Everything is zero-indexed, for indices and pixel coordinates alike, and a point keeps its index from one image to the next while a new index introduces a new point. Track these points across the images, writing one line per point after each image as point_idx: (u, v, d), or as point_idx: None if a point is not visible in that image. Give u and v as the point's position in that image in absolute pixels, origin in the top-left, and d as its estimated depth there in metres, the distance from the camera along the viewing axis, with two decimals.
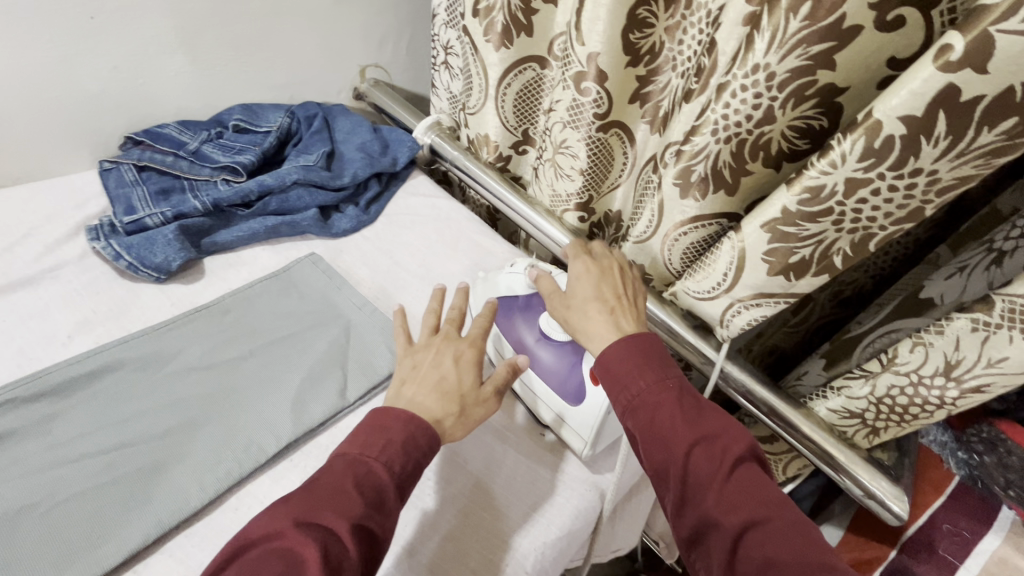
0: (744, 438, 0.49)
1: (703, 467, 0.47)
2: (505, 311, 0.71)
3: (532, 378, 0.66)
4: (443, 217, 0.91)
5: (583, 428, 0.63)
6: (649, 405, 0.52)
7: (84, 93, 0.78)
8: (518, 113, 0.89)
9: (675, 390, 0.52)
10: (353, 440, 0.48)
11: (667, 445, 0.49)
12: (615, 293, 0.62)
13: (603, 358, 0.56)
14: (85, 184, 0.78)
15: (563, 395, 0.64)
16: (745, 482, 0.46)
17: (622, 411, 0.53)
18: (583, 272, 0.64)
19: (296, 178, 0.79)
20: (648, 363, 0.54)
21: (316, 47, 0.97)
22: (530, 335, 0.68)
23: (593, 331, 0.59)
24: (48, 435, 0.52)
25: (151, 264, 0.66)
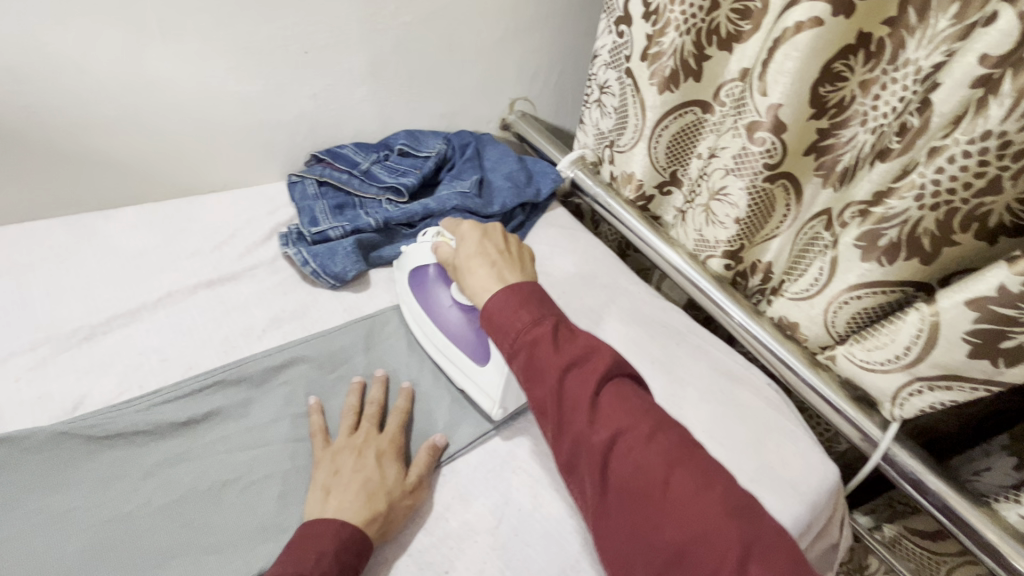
0: (607, 360, 0.50)
1: (575, 390, 0.48)
2: (418, 283, 0.68)
3: (446, 344, 0.65)
4: (582, 250, 0.92)
5: (491, 389, 0.61)
6: (525, 344, 0.51)
7: (286, 115, 0.87)
8: (670, 154, 0.88)
9: (549, 325, 0.52)
10: (286, 556, 0.46)
11: (543, 378, 0.49)
12: (497, 247, 0.61)
13: (487, 308, 0.54)
14: (276, 194, 0.88)
15: (471, 356, 0.63)
16: (612, 398, 0.48)
17: (510, 351, 0.52)
18: (466, 229, 0.64)
19: (454, 204, 0.85)
20: (526, 304, 0.53)
21: (477, 81, 1.03)
22: (443, 299, 0.66)
23: (481, 286, 0.58)
24: (244, 421, 0.57)
25: (332, 272, 0.73)
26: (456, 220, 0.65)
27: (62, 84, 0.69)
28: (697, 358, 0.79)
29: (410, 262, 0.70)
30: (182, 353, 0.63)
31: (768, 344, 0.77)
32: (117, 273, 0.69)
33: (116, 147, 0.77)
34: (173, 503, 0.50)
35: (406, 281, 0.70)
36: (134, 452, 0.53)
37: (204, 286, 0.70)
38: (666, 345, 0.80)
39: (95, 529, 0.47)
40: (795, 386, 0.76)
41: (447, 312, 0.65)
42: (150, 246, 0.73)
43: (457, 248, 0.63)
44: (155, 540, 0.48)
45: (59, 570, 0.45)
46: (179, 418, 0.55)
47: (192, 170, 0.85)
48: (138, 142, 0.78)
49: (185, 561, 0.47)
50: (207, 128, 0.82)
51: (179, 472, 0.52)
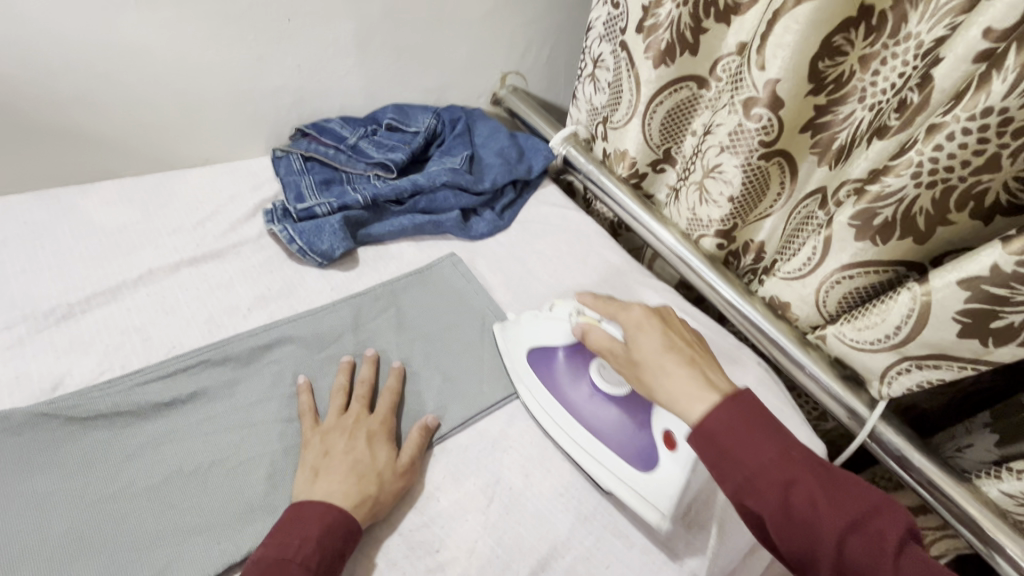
0: (900, 518, 0.42)
1: (857, 556, 0.41)
2: (544, 365, 0.63)
3: (590, 442, 0.58)
4: (574, 229, 0.91)
5: (656, 495, 0.55)
6: (779, 491, 0.43)
7: (269, 86, 0.84)
8: (665, 132, 0.87)
9: (803, 464, 0.44)
10: (270, 540, 0.46)
11: (814, 533, 0.42)
12: (687, 341, 0.54)
13: (706, 431, 0.46)
14: (260, 169, 0.85)
15: (634, 461, 0.57)
16: (908, 564, 0.40)
17: (739, 489, 0.44)
18: (640, 317, 0.56)
19: (445, 180, 0.83)
20: (758, 430, 0.45)
21: (466, 53, 1.00)
22: (582, 391, 0.61)
23: (682, 392, 0.49)
24: (229, 400, 0.56)
25: (318, 250, 0.72)
26: (619, 304, 0.58)
27: (31, 50, 0.65)
28: None
29: (534, 338, 0.64)
30: (164, 332, 0.61)
31: (759, 324, 0.77)
32: (95, 251, 0.66)
33: (90, 118, 0.74)
34: (157, 484, 0.49)
35: (524, 361, 0.64)
36: (118, 432, 0.51)
37: (186, 264, 0.68)
38: None
39: (80, 510, 0.46)
40: (784, 366, 0.77)
41: (594, 404, 0.60)
42: (131, 223, 0.71)
43: (629, 339, 0.56)
44: (139, 521, 0.47)
45: (46, 550, 0.44)
46: (162, 399, 0.54)
47: (172, 144, 0.82)
48: (115, 113, 0.75)
49: (172, 541, 0.46)
50: (187, 99, 0.79)
51: (162, 453, 0.51)
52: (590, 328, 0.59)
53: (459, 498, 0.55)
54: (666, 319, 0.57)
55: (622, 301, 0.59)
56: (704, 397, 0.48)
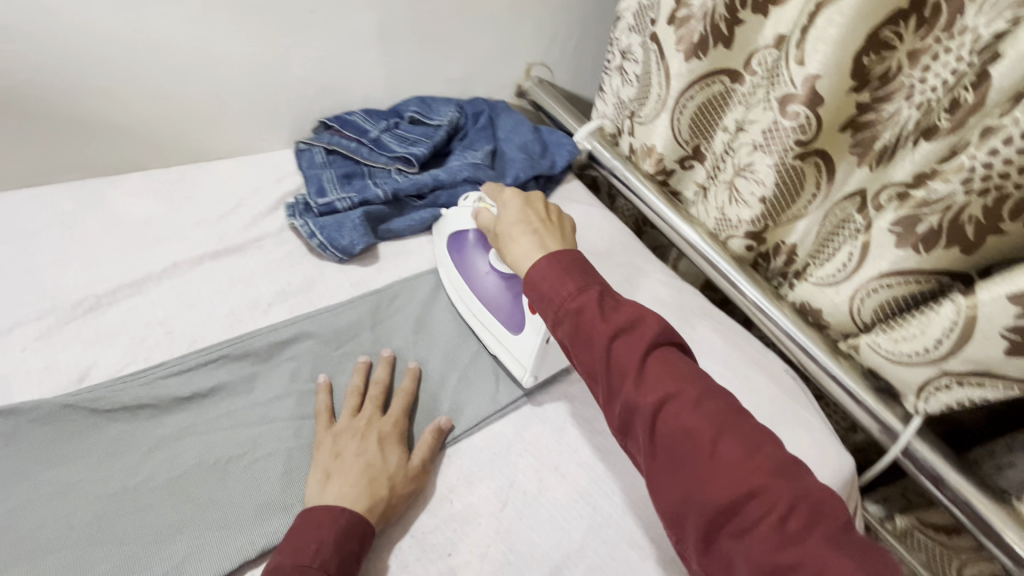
0: (658, 326, 0.47)
1: (623, 359, 0.45)
2: (458, 249, 0.70)
3: (481, 310, 0.66)
4: (597, 226, 0.89)
5: (524, 354, 0.62)
6: (570, 310, 0.48)
7: (293, 79, 0.84)
8: (695, 128, 0.83)
9: (595, 293, 0.48)
10: (288, 543, 0.46)
11: (592, 345, 0.46)
12: (539, 214, 0.59)
13: (529, 277, 0.51)
14: (283, 163, 0.86)
15: (508, 324, 0.64)
16: (657, 365, 0.45)
17: (556, 319, 0.49)
18: (508, 198, 0.61)
19: (466, 175, 0.82)
20: (571, 272, 0.50)
21: (492, 45, 0.98)
22: (480, 266, 0.68)
23: (523, 255, 0.55)
24: (248, 395, 0.57)
25: (339, 245, 0.71)
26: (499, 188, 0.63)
27: (64, 43, 0.67)
28: (713, 343, 0.77)
29: (452, 226, 0.71)
30: (187, 325, 0.62)
31: (788, 331, 0.74)
32: (123, 243, 0.68)
33: (120, 110, 0.75)
34: (177, 477, 0.50)
35: (445, 246, 0.72)
36: (140, 425, 0.52)
37: (209, 257, 0.69)
38: (683, 328, 0.78)
39: (102, 501, 0.47)
40: (812, 374, 0.74)
41: (485, 278, 0.67)
42: (157, 214, 0.72)
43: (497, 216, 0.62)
44: (160, 513, 0.47)
45: (69, 539, 0.45)
46: (184, 393, 0.55)
47: (198, 137, 0.82)
48: (143, 105, 0.76)
49: (190, 533, 0.47)
50: (213, 92, 0.79)
51: (183, 446, 0.52)
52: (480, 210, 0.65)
53: (473, 502, 0.54)
54: (535, 201, 0.61)
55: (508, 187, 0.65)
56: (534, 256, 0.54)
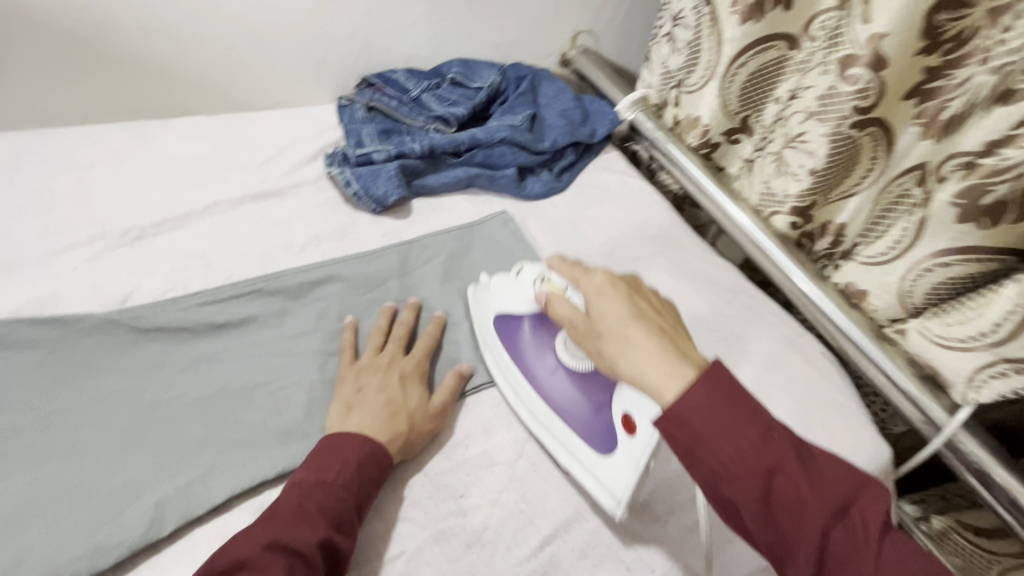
0: (877, 502, 0.38)
1: (842, 546, 0.37)
2: (510, 336, 0.59)
3: (551, 419, 0.55)
4: (634, 197, 0.87)
5: (614, 481, 0.49)
6: (760, 477, 0.38)
7: (339, 33, 0.84)
8: (744, 98, 0.79)
9: (786, 446, 0.39)
10: (313, 461, 0.47)
11: (795, 523, 0.38)
12: (652, 308, 0.46)
13: (674, 409, 0.40)
14: (325, 116, 0.87)
15: (592, 441, 0.52)
16: (883, 546, 0.37)
17: (717, 479, 0.39)
18: (601, 281, 0.49)
19: (504, 136, 0.81)
20: (729, 407, 0.39)
21: (538, 9, 0.97)
22: (548, 362, 0.57)
23: (652, 372, 0.42)
24: (277, 328, 0.58)
25: (373, 196, 0.72)
26: (580, 269, 0.50)
27: None
28: (748, 321, 0.74)
29: (499, 305, 0.60)
30: (224, 260, 0.63)
31: (830, 312, 0.71)
32: (170, 181, 0.70)
33: (173, 54, 0.77)
34: (205, 397, 0.51)
35: (490, 330, 0.60)
36: (174, 346, 0.54)
37: (250, 199, 0.70)
38: (717, 304, 0.75)
39: (134, 411, 0.49)
40: (851, 359, 0.70)
41: (554, 380, 0.56)
42: (203, 157, 0.74)
43: (590, 309, 0.48)
44: (187, 429, 0.49)
45: (100, 443, 0.46)
46: (218, 320, 0.56)
47: (244, 86, 0.84)
48: (195, 50, 0.78)
49: (213, 450, 0.48)
50: (261, 42, 0.81)
51: (212, 370, 0.53)
52: (555, 298, 0.52)
53: (490, 450, 0.54)
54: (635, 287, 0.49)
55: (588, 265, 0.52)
56: (674, 375, 0.41)
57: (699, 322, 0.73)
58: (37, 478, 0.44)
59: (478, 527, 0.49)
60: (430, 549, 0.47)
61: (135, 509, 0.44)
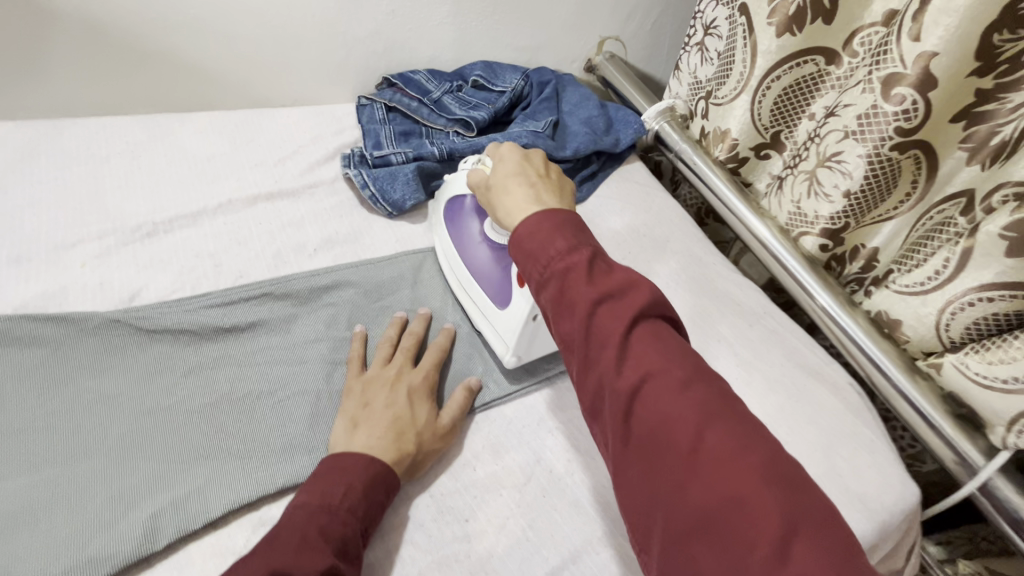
0: (653, 300, 0.39)
1: (604, 330, 0.37)
2: (452, 211, 0.64)
3: (468, 278, 0.61)
4: (656, 211, 0.85)
5: (508, 333, 0.57)
6: (556, 272, 0.40)
7: (363, 33, 0.83)
8: (777, 113, 0.77)
9: (587, 252, 0.40)
10: (317, 483, 0.45)
11: (570, 307, 0.38)
12: (539, 171, 0.51)
13: (517, 234, 0.43)
14: (344, 116, 0.85)
15: (494, 298, 0.59)
16: (646, 339, 0.37)
17: (540, 282, 0.41)
18: (504, 149, 0.53)
19: (526, 142, 0.79)
20: (564, 232, 0.41)
21: (566, 14, 0.94)
22: (475, 232, 0.62)
23: (515, 209, 0.47)
24: (286, 334, 0.57)
25: (389, 199, 0.70)
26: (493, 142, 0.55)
27: None
28: (772, 346, 0.71)
29: (449, 189, 0.65)
30: (235, 261, 0.62)
31: (860, 342, 0.67)
32: (184, 177, 0.69)
33: (194, 47, 0.76)
34: (208, 405, 0.50)
35: (440, 208, 0.66)
36: (180, 349, 0.53)
37: (264, 198, 0.69)
38: (739, 326, 0.73)
39: (136, 417, 0.47)
40: (880, 391, 0.67)
41: (477, 248, 0.61)
42: (219, 152, 0.73)
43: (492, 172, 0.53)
44: (187, 438, 0.47)
45: (100, 448, 0.45)
46: (224, 324, 0.55)
47: (265, 83, 0.83)
48: (216, 45, 0.77)
49: (213, 462, 0.47)
50: (283, 40, 0.79)
51: (216, 376, 0.52)
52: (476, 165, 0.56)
53: (498, 471, 0.52)
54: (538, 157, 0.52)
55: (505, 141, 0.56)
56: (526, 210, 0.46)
57: (720, 344, 0.70)
58: (35, 481, 0.42)
59: (482, 555, 0.47)
60: None
61: (131, 519, 0.42)
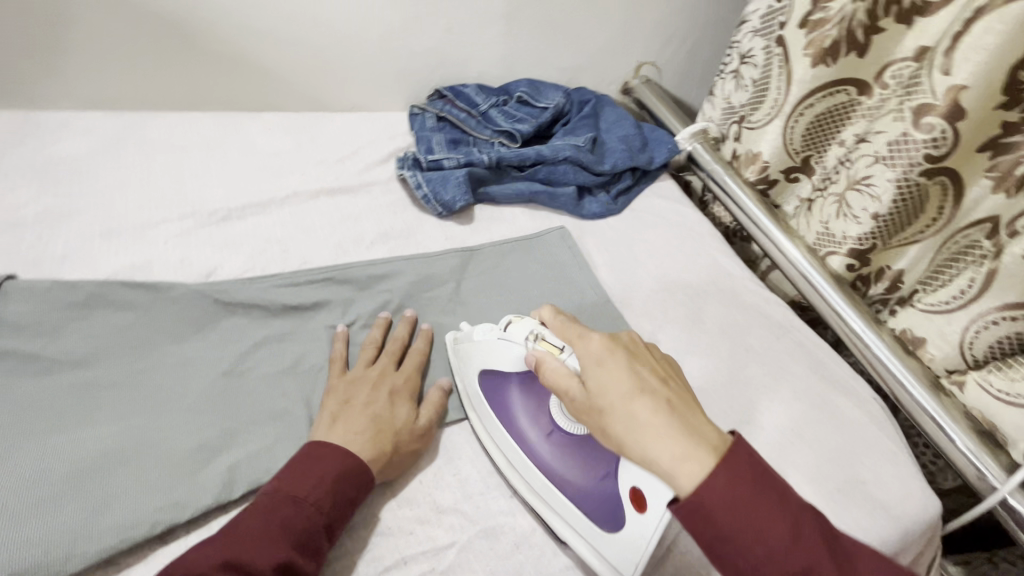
0: (872, 561, 0.39)
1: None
2: (496, 396, 0.55)
3: (546, 486, 0.50)
4: (688, 226, 0.89)
5: (624, 562, 0.46)
6: (794, 570, 0.37)
7: (420, 47, 0.89)
8: (808, 138, 0.81)
9: (798, 520, 0.38)
10: (288, 471, 0.45)
11: None
12: (658, 376, 0.45)
13: (698, 497, 0.38)
14: (397, 123, 0.91)
15: (599, 519, 0.47)
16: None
17: (752, 570, 0.38)
18: (604, 359, 0.45)
19: (567, 155, 0.83)
20: (756, 486, 0.38)
21: (608, 38, 1.00)
22: (535, 430, 0.53)
23: (674, 456, 0.40)
24: (346, 315, 0.61)
25: (441, 200, 0.75)
26: (579, 335, 0.47)
27: None
28: (798, 358, 0.74)
29: (483, 364, 0.56)
30: (300, 247, 0.67)
31: (884, 358, 0.70)
32: (253, 170, 0.74)
33: (267, 52, 0.81)
34: (276, 374, 0.54)
35: (474, 384, 0.56)
36: (252, 322, 0.57)
37: (325, 193, 0.74)
38: (767, 338, 0.76)
39: (212, 378, 0.52)
40: (902, 406, 0.70)
41: (549, 445, 0.52)
42: (285, 150, 0.79)
43: (588, 383, 0.45)
44: (258, 401, 0.51)
45: (182, 404, 0.49)
46: (290, 303, 0.59)
47: (327, 88, 0.89)
48: (287, 50, 0.82)
49: (280, 425, 0.50)
50: (347, 49, 0.85)
51: (284, 350, 0.56)
52: (546, 363, 0.49)
53: None
54: (636, 348, 0.47)
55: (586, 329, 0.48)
56: (694, 463, 0.39)
57: (749, 354, 0.73)
58: (125, 428, 0.46)
59: (526, 527, 0.50)
60: (480, 543, 0.48)
61: (212, 469, 0.46)
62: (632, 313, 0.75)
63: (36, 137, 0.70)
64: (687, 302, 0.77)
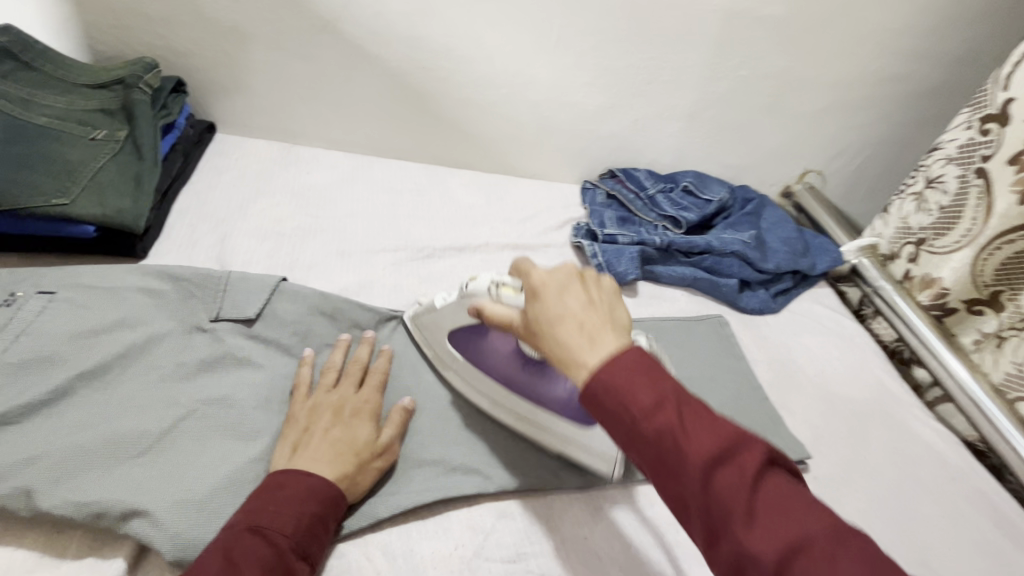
0: (760, 453, 0.34)
1: (726, 496, 0.33)
2: (468, 342, 0.59)
3: (535, 409, 0.57)
4: (849, 337, 0.86)
5: (607, 447, 0.54)
6: (650, 435, 0.36)
7: (606, 132, 0.97)
8: (1001, 273, 0.77)
9: (679, 408, 0.36)
10: (248, 506, 0.43)
11: (679, 476, 0.35)
12: (584, 295, 0.44)
13: (591, 384, 0.39)
14: (572, 196, 1.00)
15: (575, 418, 0.55)
16: (772, 497, 0.33)
17: (655, 472, 0.36)
18: (536, 277, 0.46)
19: (736, 249, 0.87)
20: (645, 375, 0.38)
21: (779, 144, 1.04)
22: (502, 367, 0.58)
23: (576, 354, 0.41)
24: None
25: (615, 271, 0.81)
26: (522, 270, 0.48)
27: (467, 61, 0.85)
28: (977, 507, 0.67)
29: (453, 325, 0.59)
30: None
31: None
32: (453, 218, 0.85)
33: (480, 121, 0.93)
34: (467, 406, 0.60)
35: (446, 341, 0.61)
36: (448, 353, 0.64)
37: (509, 248, 0.83)
38: (942, 478, 0.70)
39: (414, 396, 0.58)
40: None
41: (520, 373, 0.57)
42: (478, 205, 0.90)
43: (532, 310, 0.45)
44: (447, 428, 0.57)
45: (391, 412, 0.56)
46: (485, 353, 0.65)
47: (517, 158, 0.99)
48: (496, 117, 0.92)
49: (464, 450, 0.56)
50: (543, 126, 0.95)
51: None
52: (491, 307, 0.50)
53: None
54: (568, 276, 0.46)
55: (528, 261, 0.49)
56: (591, 354, 0.40)
57: (919, 488, 0.68)
58: None
59: None
60: None
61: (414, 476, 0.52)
62: (790, 417, 0.73)
63: (295, 165, 0.86)
64: (849, 418, 0.74)
